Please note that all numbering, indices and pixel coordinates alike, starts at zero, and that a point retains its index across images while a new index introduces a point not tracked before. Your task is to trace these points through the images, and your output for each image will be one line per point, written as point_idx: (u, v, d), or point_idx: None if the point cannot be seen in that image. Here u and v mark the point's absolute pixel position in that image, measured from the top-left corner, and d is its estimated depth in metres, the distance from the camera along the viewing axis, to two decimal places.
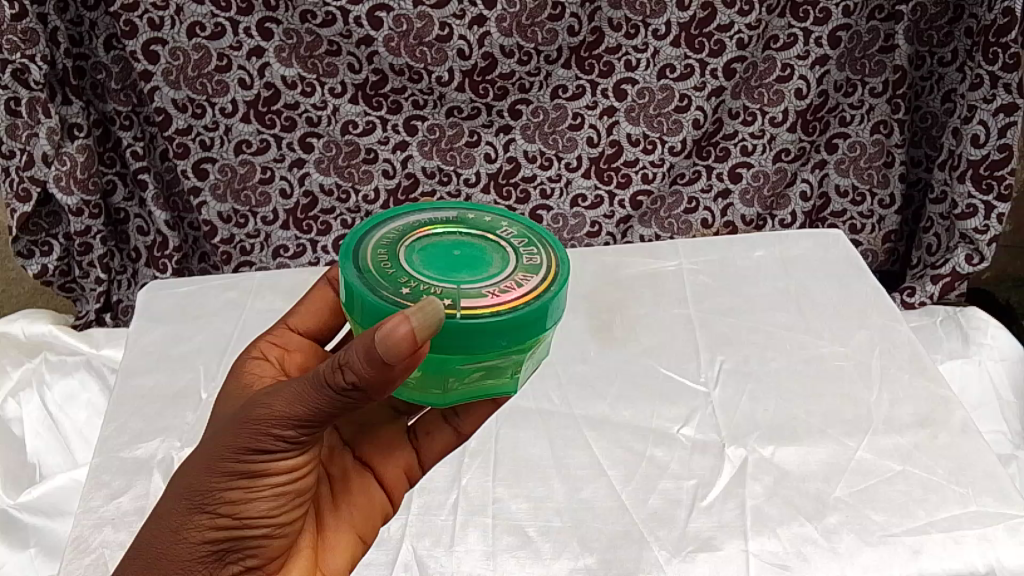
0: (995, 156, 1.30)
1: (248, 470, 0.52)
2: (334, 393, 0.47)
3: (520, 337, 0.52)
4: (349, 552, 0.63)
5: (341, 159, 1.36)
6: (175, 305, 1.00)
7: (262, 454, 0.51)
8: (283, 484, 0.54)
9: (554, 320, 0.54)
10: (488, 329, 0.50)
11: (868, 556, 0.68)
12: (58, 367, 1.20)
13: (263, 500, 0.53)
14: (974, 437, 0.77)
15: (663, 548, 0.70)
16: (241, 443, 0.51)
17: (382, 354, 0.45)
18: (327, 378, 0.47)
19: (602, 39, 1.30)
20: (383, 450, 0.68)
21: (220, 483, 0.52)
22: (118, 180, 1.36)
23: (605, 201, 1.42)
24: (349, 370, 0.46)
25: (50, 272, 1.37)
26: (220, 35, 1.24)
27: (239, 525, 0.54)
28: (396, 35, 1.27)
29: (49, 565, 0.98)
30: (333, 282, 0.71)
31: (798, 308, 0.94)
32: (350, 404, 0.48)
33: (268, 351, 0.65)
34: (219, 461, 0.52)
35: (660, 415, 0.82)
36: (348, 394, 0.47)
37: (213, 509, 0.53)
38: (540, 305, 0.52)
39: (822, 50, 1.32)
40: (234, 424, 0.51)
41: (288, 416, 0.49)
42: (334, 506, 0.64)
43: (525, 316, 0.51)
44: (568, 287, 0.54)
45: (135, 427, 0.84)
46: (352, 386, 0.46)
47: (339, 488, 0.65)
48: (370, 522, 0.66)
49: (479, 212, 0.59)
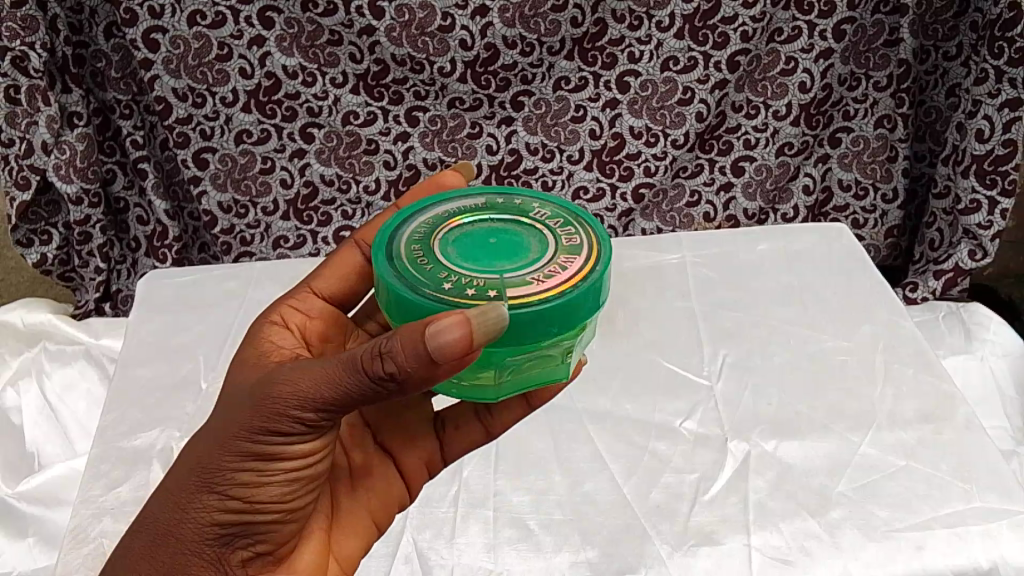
0: (999, 151, 1.29)
1: (266, 453, 0.50)
2: (366, 383, 0.46)
3: (569, 324, 0.51)
4: (363, 537, 0.63)
5: (342, 150, 1.35)
6: (176, 294, 1.00)
7: (279, 436, 0.50)
8: (298, 469, 0.52)
9: (602, 300, 0.54)
10: (542, 317, 0.50)
11: (871, 552, 0.67)
12: (56, 356, 1.20)
13: (279, 484, 0.52)
14: (977, 433, 0.77)
15: (665, 542, 0.69)
16: (258, 424, 0.49)
17: (432, 350, 0.44)
18: (360, 367, 0.46)
19: (605, 31, 1.30)
20: (408, 440, 0.67)
21: (234, 465, 0.51)
22: (117, 169, 1.35)
23: (607, 194, 1.42)
24: (388, 360, 0.45)
25: (49, 261, 1.36)
26: (221, 23, 1.24)
27: (252, 509, 0.52)
28: (398, 26, 1.26)
29: (48, 555, 0.98)
30: (362, 244, 0.70)
31: (801, 300, 0.94)
32: (381, 396, 0.47)
33: (290, 316, 0.65)
34: (235, 441, 0.50)
35: (663, 409, 0.82)
36: (384, 388, 0.46)
37: (225, 491, 0.52)
38: (589, 288, 0.51)
39: (826, 43, 1.32)
40: (252, 402, 0.50)
41: (311, 399, 0.48)
42: (350, 487, 0.64)
43: (579, 301, 0.51)
44: (612, 267, 0.54)
45: (135, 417, 0.83)
46: (388, 378, 0.45)
47: (359, 471, 0.65)
48: (386, 509, 0.65)
49: (508, 196, 0.59)
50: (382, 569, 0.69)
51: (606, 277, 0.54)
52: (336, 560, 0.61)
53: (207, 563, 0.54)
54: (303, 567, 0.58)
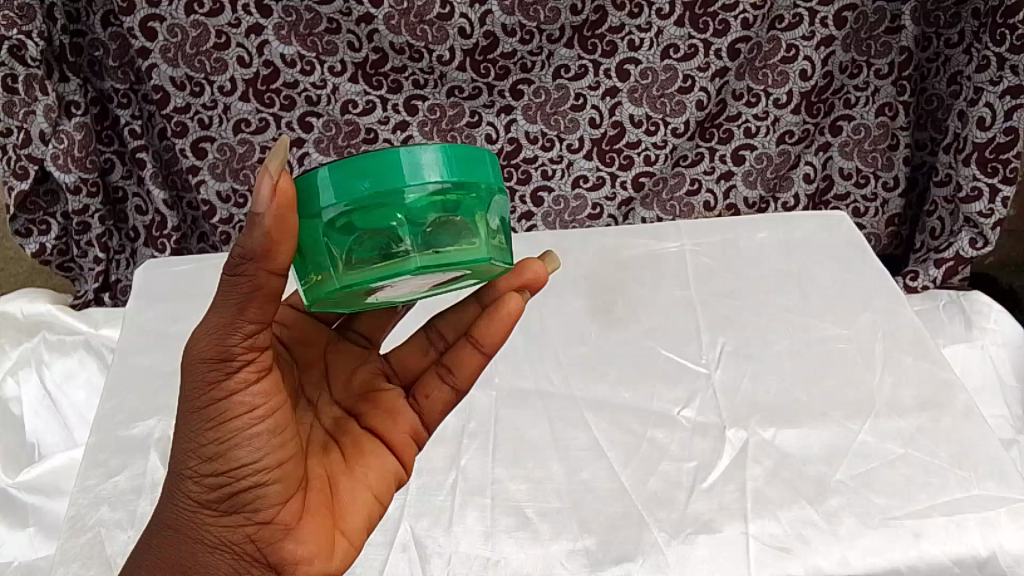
0: (1001, 139, 1.28)
1: (216, 413, 0.50)
2: (243, 284, 0.46)
3: (389, 184, 0.49)
4: (366, 512, 0.58)
5: (341, 139, 1.35)
6: (173, 283, 1.00)
7: (223, 390, 0.50)
8: (255, 425, 0.51)
9: (447, 173, 0.51)
10: (365, 163, 0.49)
11: (868, 539, 0.67)
12: (56, 347, 1.19)
13: (241, 440, 0.51)
14: (977, 420, 0.76)
15: (663, 530, 0.69)
16: (199, 389, 0.50)
17: (253, 211, 0.43)
18: (226, 274, 0.46)
19: (604, 18, 1.29)
20: (386, 413, 0.62)
21: (194, 440, 0.51)
22: (116, 158, 1.36)
23: (607, 182, 1.41)
24: (236, 246, 0.45)
25: (48, 251, 1.37)
26: (219, 12, 1.23)
27: (226, 475, 0.51)
28: (397, 13, 1.25)
29: (48, 544, 0.99)
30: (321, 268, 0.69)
31: (800, 289, 0.93)
32: (267, 283, 0.46)
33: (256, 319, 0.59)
34: (187, 417, 0.51)
35: (661, 398, 0.81)
36: (253, 274, 0.45)
37: (196, 467, 0.51)
38: (413, 152, 0.50)
39: (828, 30, 1.31)
40: (187, 375, 0.50)
41: (227, 341, 0.48)
42: (347, 468, 0.58)
43: (419, 156, 0.50)
44: (459, 149, 0.52)
45: (132, 406, 0.83)
46: (244, 260, 0.45)
47: (351, 451, 0.60)
48: (387, 480, 0.60)
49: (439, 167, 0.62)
50: (380, 557, 0.69)
51: (453, 158, 0.51)
52: (346, 534, 0.56)
53: (213, 548, 0.52)
54: (310, 533, 0.54)
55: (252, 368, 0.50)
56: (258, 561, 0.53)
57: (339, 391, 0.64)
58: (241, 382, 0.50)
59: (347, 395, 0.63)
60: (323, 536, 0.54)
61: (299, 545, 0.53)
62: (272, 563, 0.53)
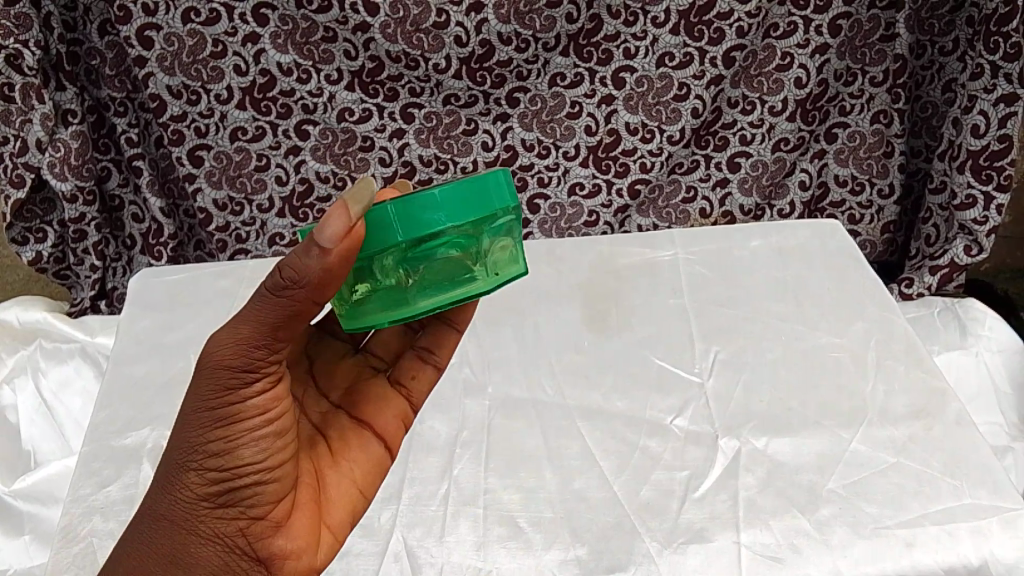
0: (995, 146, 1.29)
1: (226, 413, 0.50)
2: (284, 303, 0.46)
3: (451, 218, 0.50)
4: (352, 507, 0.58)
5: (337, 147, 1.36)
6: (168, 292, 1.00)
7: (232, 391, 0.50)
8: (261, 427, 0.51)
9: (499, 202, 0.52)
10: (427, 199, 0.50)
11: (860, 548, 0.67)
12: (51, 355, 1.19)
13: (248, 440, 0.51)
14: (969, 427, 0.77)
15: (655, 540, 0.69)
16: (212, 388, 0.50)
17: (318, 241, 0.45)
18: (268, 291, 0.47)
19: (600, 27, 1.29)
20: (375, 402, 0.62)
21: (200, 437, 0.51)
22: (112, 166, 1.36)
23: (602, 190, 1.42)
24: (288, 267, 0.45)
25: (44, 259, 1.37)
26: (215, 21, 1.23)
27: (228, 472, 0.51)
28: (393, 22, 1.25)
29: (44, 552, 0.98)
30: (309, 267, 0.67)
31: (794, 297, 0.93)
32: (304, 310, 0.47)
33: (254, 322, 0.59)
34: (196, 415, 0.51)
35: (655, 406, 0.82)
36: (298, 299, 0.46)
37: (198, 462, 0.51)
38: (468, 185, 0.51)
39: (822, 38, 1.31)
40: (201, 374, 0.50)
41: (248, 345, 0.48)
42: (333, 462, 0.59)
43: (474, 187, 0.51)
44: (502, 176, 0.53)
45: (126, 415, 0.83)
46: (293, 285, 0.46)
47: (337, 444, 0.60)
48: (375, 472, 0.60)
49: None
50: (373, 566, 0.69)
51: (500, 186, 0.53)
52: (331, 529, 0.56)
53: (204, 540, 0.52)
54: (300, 529, 0.54)
55: (267, 376, 0.50)
56: (247, 557, 0.52)
57: (325, 386, 0.64)
58: (255, 388, 0.50)
59: (334, 389, 0.64)
60: (312, 532, 0.55)
61: (290, 541, 0.53)
62: (261, 558, 0.53)
